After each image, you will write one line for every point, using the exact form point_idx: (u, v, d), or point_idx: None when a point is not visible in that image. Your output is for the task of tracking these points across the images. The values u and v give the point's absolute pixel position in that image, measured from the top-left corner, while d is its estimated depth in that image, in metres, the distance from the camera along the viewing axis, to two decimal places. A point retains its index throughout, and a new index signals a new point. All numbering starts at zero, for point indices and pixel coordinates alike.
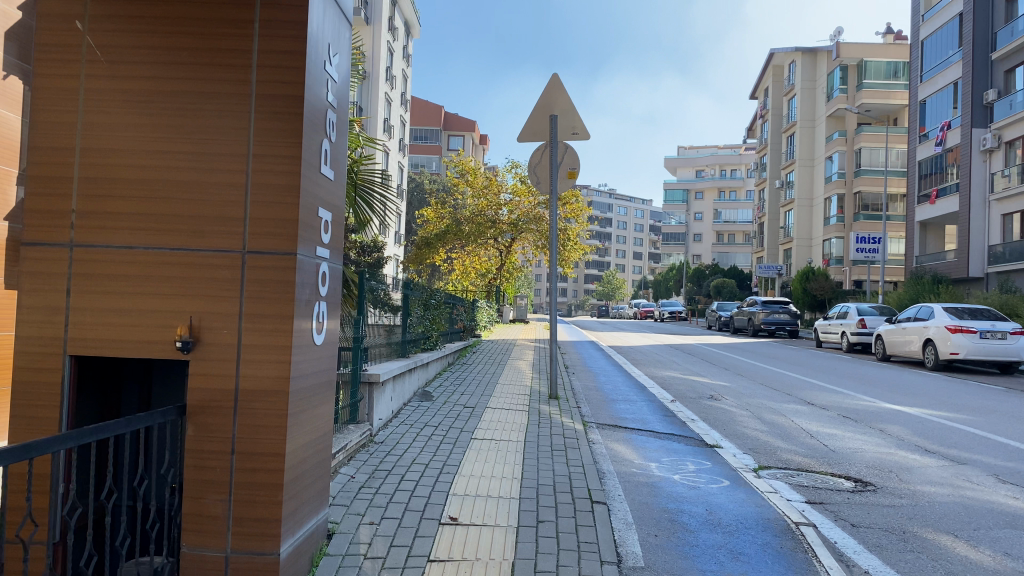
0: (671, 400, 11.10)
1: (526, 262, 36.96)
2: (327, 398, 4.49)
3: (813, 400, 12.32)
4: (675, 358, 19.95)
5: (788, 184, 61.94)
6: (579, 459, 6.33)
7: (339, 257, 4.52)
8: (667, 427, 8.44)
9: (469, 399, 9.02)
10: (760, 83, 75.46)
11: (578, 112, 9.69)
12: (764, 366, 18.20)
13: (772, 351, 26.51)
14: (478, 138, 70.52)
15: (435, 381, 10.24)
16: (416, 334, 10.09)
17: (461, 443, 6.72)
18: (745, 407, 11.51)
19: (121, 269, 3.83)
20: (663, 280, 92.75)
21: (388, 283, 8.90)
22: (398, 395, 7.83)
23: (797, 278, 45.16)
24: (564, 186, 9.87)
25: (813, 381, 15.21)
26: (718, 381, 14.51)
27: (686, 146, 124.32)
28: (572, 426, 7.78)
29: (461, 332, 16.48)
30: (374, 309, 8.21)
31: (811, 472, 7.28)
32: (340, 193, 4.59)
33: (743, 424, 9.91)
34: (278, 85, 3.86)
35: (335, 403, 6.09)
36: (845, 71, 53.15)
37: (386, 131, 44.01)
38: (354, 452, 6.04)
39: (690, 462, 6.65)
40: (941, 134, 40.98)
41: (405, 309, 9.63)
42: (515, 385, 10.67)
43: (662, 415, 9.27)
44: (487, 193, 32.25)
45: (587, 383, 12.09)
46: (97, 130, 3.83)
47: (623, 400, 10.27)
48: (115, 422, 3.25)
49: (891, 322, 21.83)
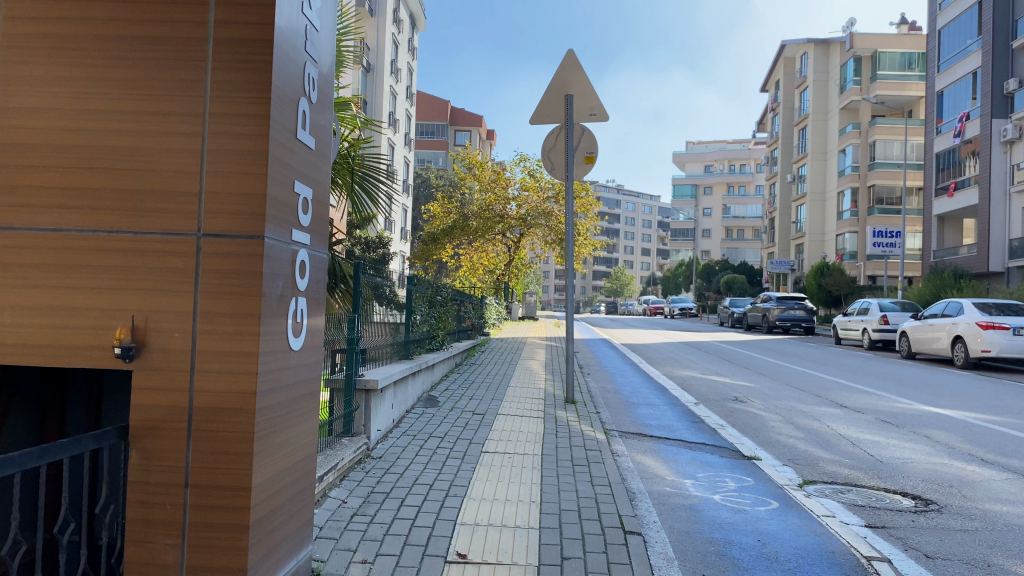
0: (695, 403, 10.31)
1: (536, 258, 36.16)
2: (311, 413, 3.76)
3: (846, 403, 11.49)
4: (693, 356, 19.13)
5: (799, 178, 60.99)
6: (604, 476, 5.55)
7: (322, 244, 3.77)
8: (696, 434, 7.64)
9: (478, 405, 8.26)
10: (772, 77, 74.48)
11: (595, 91, 8.92)
12: (786, 365, 17.33)
13: (789, 348, 25.68)
14: (484, 134, 69.85)
15: (441, 386, 9.49)
16: (422, 334, 9.35)
17: (470, 457, 5.95)
18: (776, 411, 10.72)
19: (46, 258, 3.03)
20: (672, 277, 91.86)
21: (393, 278, 8.19)
22: (399, 402, 7.07)
23: (811, 273, 44.27)
24: (581, 172, 9.09)
25: (840, 380, 14.40)
26: (742, 382, 13.71)
27: (694, 142, 123.35)
28: (592, 435, 7.02)
29: (470, 331, 15.70)
30: (375, 307, 7.48)
31: (862, 488, 6.48)
32: (324, 169, 3.85)
33: (777, 430, 9.12)
34: (241, 29, 3.10)
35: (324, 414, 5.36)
36: (858, 62, 52.11)
37: (392, 125, 43.23)
38: (346, 471, 5.27)
39: (728, 479, 5.86)
40: (959, 125, 39.89)
41: (409, 307, 8.87)
42: (529, 388, 9.89)
43: (689, 421, 8.48)
44: (495, 187, 31.39)
45: (603, 384, 11.31)
46: (18, 89, 3.06)
47: (645, 405, 9.48)
48: (23, 455, 2.48)
49: (916, 318, 20.98)
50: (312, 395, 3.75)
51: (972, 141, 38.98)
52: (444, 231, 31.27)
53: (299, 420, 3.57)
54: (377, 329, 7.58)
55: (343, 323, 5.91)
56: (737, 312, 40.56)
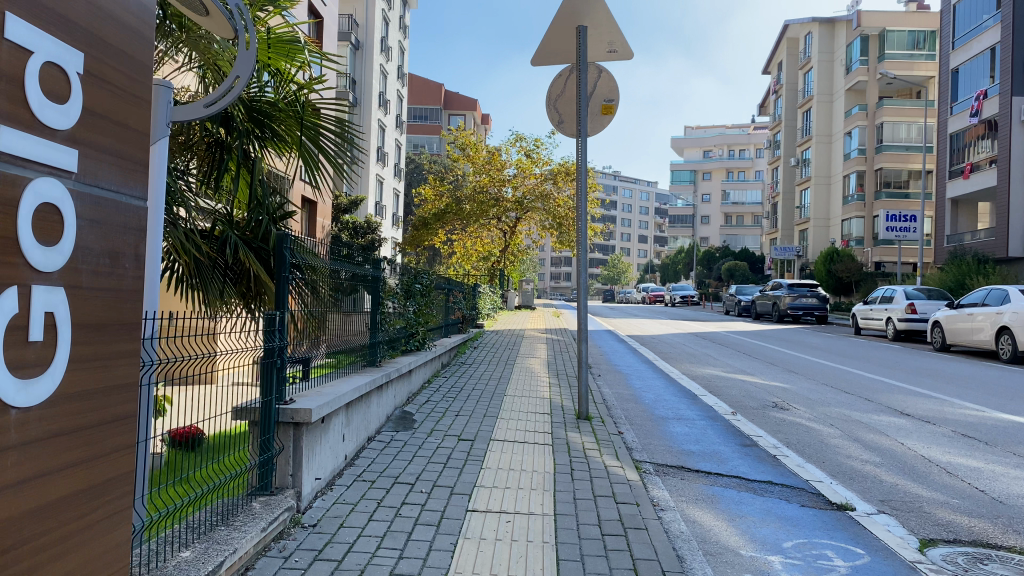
0: (731, 413, 8.47)
1: (533, 244, 34.12)
2: (108, 522, 2.08)
3: (907, 411, 9.66)
4: (708, 350, 17.37)
5: (803, 162, 58.82)
6: (657, 564, 3.59)
7: (109, 176, 2.03)
8: (757, 468, 5.72)
9: (465, 426, 6.35)
10: (775, 58, 72.17)
11: (615, 22, 6.98)
12: (814, 361, 15.46)
13: (807, 338, 23.87)
14: (478, 117, 67.51)
15: (420, 398, 7.51)
16: (396, 333, 7.37)
17: (449, 525, 3.98)
18: (828, 421, 8.93)
19: None
20: (671, 264, 89.94)
21: (364, 266, 6.42)
22: (353, 432, 5.10)
23: (820, 259, 42.40)
24: (597, 125, 7.15)
25: (884, 380, 12.60)
26: (773, 384, 11.89)
27: (692, 126, 120.59)
28: (623, 474, 5.11)
29: (460, 323, 13.78)
30: (336, 300, 5.69)
31: (1001, 552, 4.56)
32: (125, 29, 2.08)
33: (846, 450, 7.27)
34: None
35: (217, 464, 3.49)
36: (866, 40, 49.57)
37: (383, 105, 41.10)
38: (247, 566, 3.29)
39: (833, 555, 3.98)
40: (977, 104, 37.33)
41: (382, 299, 6.97)
42: (531, 399, 7.91)
43: (740, 445, 6.57)
44: (490, 169, 29.36)
45: (617, 388, 9.46)
46: None
47: (678, 420, 7.53)
48: None
49: (951, 307, 19.17)
50: (102, 484, 2.04)
51: (991, 121, 36.59)
52: (436, 216, 29.26)
53: (61, 551, 1.89)
54: (330, 329, 5.53)
55: (273, 321, 4.04)
56: (744, 300, 38.56)
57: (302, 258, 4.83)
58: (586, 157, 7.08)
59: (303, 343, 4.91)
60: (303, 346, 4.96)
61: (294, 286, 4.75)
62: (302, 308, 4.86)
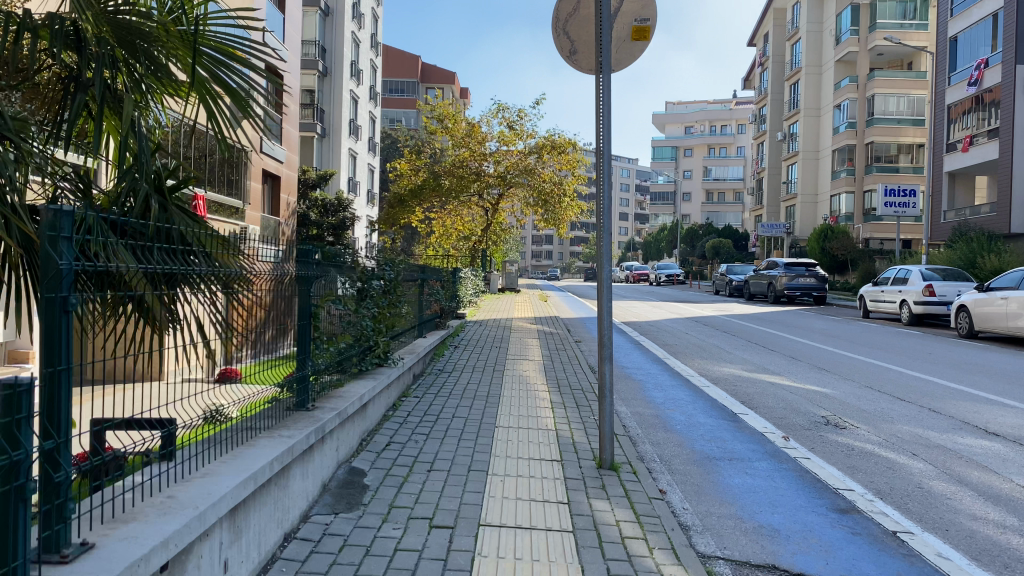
0: (784, 439, 6.59)
1: (514, 221, 31.88)
2: None
3: (992, 428, 7.77)
4: (717, 340, 15.52)
5: (790, 137, 56.74)
6: None
7: None
8: (879, 568, 3.75)
9: (438, 497, 4.26)
10: (760, 30, 69.85)
11: None
12: (842, 354, 13.55)
13: (812, 322, 22.04)
14: (456, 90, 64.87)
15: (379, 438, 5.41)
16: (345, 350, 5.31)
17: None
18: (907, 448, 6.96)
19: None
20: (653, 242, 87.96)
21: (290, 267, 4.45)
22: (250, 548, 3.13)
23: (815, 237, 40.68)
24: (625, 54, 5.16)
25: (931, 380, 10.74)
26: (809, 388, 9.92)
27: (675, 103, 117.93)
28: None
29: (437, 318, 11.72)
30: (238, 312, 3.78)
31: None
32: None
33: (965, 505, 5.30)
34: None
35: None
36: (857, 10, 47.15)
37: (355, 77, 38.50)
38: None
39: None
40: (976, 74, 35.46)
41: (317, 313, 4.83)
42: (530, 432, 5.85)
43: (833, 510, 4.59)
44: (470, 142, 27.15)
45: (637, 407, 7.44)
46: None
47: (733, 463, 5.54)
48: None
49: (980, 290, 17.37)
50: None
51: (990, 91, 34.66)
52: (412, 192, 27.16)
53: None
54: (253, 337, 3.97)
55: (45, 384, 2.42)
56: (735, 280, 36.79)
57: (198, 240, 3.43)
58: (607, 101, 5.11)
59: (241, 344, 3.82)
60: (261, 336, 4.11)
61: (204, 293, 3.44)
62: (217, 319, 3.54)
